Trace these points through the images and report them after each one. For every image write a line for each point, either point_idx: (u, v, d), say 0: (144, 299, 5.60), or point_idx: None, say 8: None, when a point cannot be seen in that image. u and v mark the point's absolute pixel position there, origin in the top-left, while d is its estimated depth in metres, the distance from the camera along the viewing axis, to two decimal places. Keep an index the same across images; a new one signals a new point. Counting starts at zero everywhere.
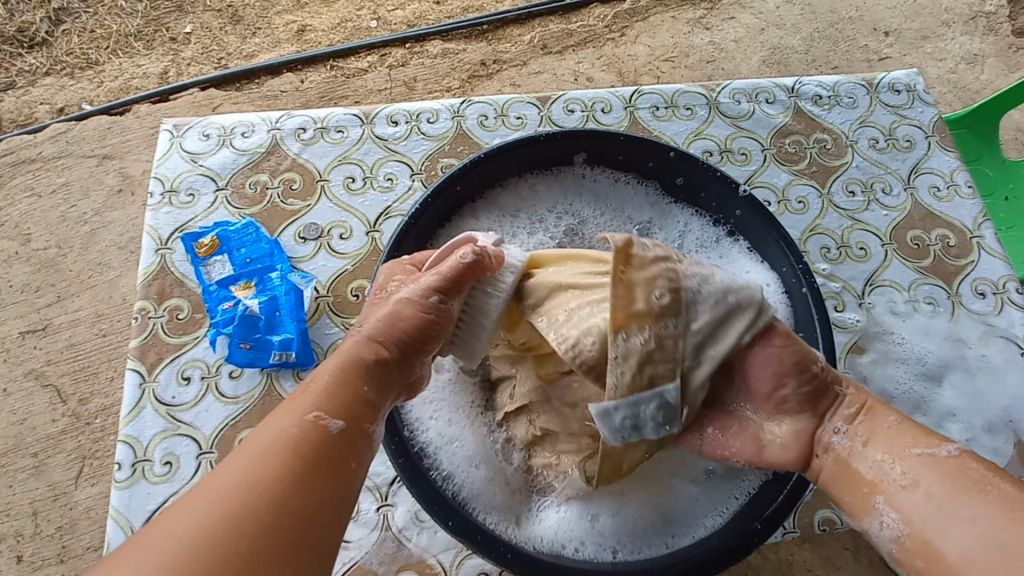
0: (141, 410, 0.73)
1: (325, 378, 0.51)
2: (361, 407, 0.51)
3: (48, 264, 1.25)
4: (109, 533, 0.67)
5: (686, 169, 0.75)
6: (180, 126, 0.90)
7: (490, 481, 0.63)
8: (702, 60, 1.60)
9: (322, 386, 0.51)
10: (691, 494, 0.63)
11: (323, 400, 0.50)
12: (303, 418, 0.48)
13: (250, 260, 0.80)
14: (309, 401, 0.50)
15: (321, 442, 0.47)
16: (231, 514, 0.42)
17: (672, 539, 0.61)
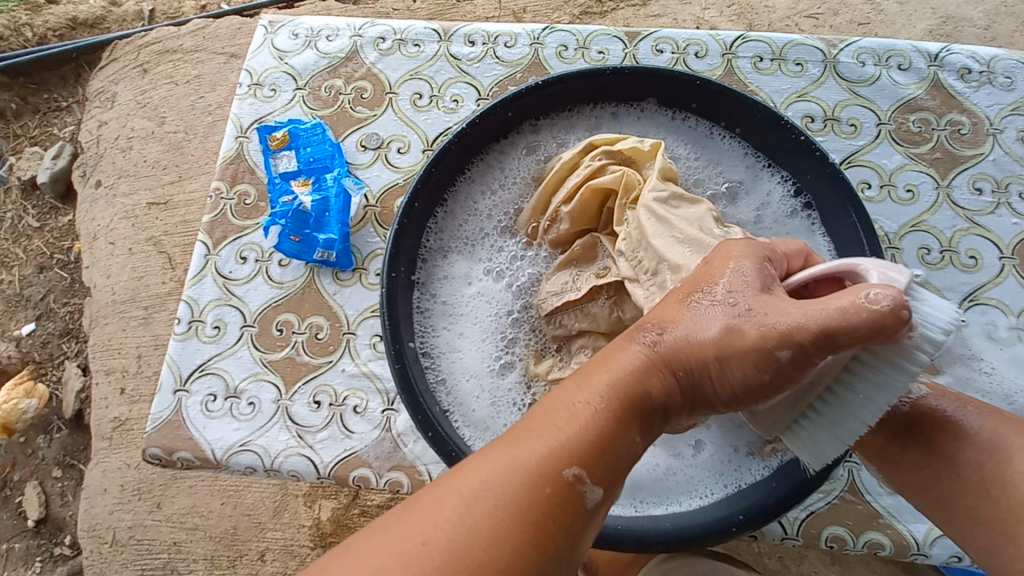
0: (203, 277, 0.82)
1: (622, 366, 0.44)
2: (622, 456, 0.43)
3: (175, 146, 1.40)
4: (163, 375, 0.78)
5: (765, 129, 0.67)
6: (275, 23, 0.94)
7: (478, 394, 0.65)
8: (855, 20, 1.38)
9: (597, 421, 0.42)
10: (679, 471, 0.60)
11: (575, 448, 0.41)
12: (546, 454, 0.41)
13: (313, 160, 0.84)
14: (597, 417, 0.42)
15: (572, 498, 0.40)
16: (514, 496, 0.39)
17: (643, 505, 0.58)
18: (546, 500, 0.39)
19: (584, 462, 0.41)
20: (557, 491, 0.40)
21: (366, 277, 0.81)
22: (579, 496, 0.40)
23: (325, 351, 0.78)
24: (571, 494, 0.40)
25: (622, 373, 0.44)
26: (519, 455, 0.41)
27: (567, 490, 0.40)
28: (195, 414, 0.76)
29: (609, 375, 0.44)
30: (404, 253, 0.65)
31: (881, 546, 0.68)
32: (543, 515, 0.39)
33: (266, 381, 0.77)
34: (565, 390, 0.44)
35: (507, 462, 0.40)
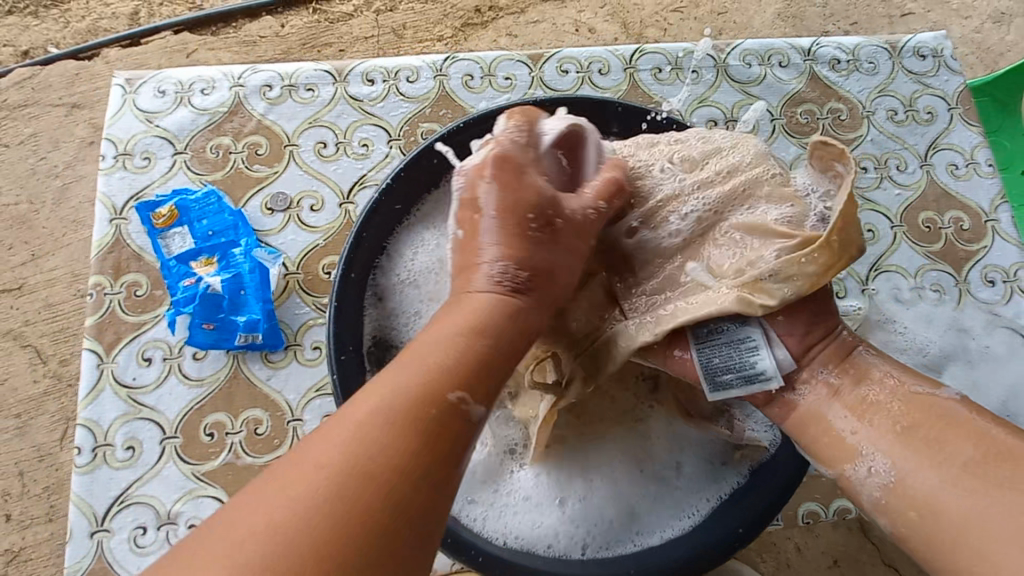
0: (100, 393, 0.69)
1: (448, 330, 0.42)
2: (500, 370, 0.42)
3: (20, 221, 1.18)
4: (71, 519, 0.65)
5: None
6: (133, 81, 0.82)
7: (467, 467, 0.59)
8: (716, 10, 1.48)
9: (449, 354, 0.41)
10: (670, 496, 0.60)
11: (412, 364, 0.40)
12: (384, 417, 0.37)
13: (212, 233, 0.74)
14: (434, 373, 0.39)
15: (456, 430, 0.38)
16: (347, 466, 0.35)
17: (641, 538, 0.58)
18: (431, 435, 0.37)
19: (466, 386, 0.40)
20: (441, 419, 0.38)
21: (302, 353, 0.73)
22: (459, 421, 0.39)
23: (270, 447, 0.69)
24: (455, 419, 0.39)
25: (486, 314, 0.43)
26: (356, 419, 0.37)
27: (454, 417, 0.39)
28: (123, 555, 0.65)
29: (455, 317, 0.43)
30: (350, 330, 0.59)
31: (847, 510, 0.74)
32: (424, 443, 0.37)
33: (204, 496, 0.67)
34: (427, 330, 0.43)
35: (398, 389, 0.38)
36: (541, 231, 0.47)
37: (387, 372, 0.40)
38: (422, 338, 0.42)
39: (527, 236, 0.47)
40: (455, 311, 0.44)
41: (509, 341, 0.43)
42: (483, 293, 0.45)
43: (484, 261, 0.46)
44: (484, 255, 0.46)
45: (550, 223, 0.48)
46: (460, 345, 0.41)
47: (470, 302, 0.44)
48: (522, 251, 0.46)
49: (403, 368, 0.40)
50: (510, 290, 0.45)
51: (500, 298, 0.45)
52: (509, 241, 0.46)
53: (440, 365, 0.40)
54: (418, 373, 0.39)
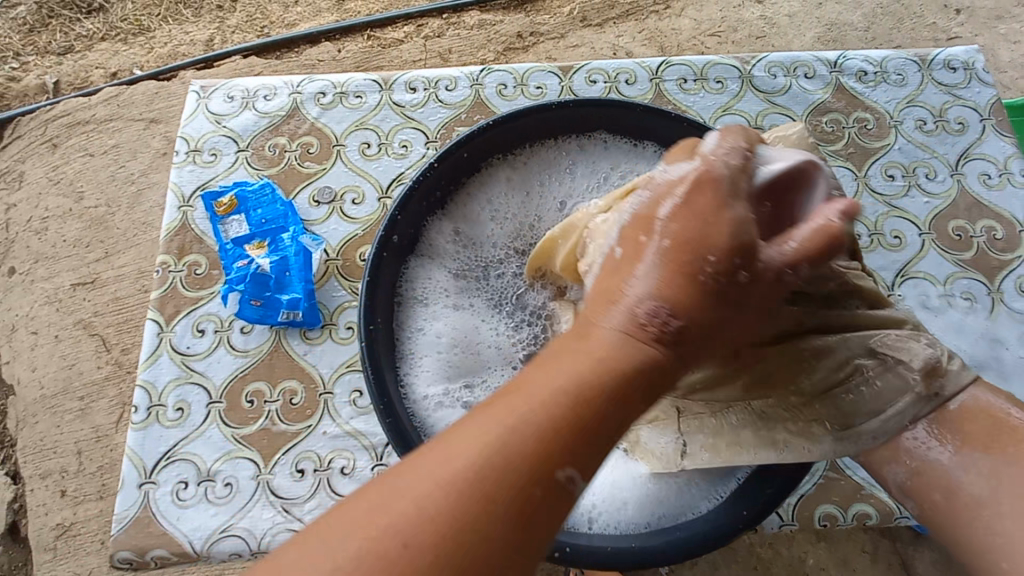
0: (158, 358, 0.77)
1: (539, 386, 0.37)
2: (609, 439, 0.37)
3: (98, 221, 1.31)
4: (124, 469, 0.72)
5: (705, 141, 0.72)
6: (206, 87, 0.92)
7: None
8: (752, 35, 1.52)
9: (556, 417, 0.35)
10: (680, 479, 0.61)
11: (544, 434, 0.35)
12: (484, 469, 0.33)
13: (265, 220, 0.81)
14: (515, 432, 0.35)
15: (562, 505, 0.34)
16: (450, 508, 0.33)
17: (646, 520, 0.59)
18: (525, 505, 0.33)
19: (579, 461, 0.35)
20: (547, 494, 0.34)
21: (336, 332, 0.78)
22: (567, 499, 0.34)
23: (303, 416, 0.74)
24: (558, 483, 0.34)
25: (616, 356, 0.38)
26: (473, 444, 0.34)
27: (561, 493, 0.34)
28: (165, 506, 0.71)
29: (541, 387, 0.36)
30: (379, 303, 0.64)
31: (868, 516, 0.72)
32: (522, 517, 0.33)
33: (242, 457, 0.73)
34: (537, 376, 0.37)
35: (501, 441, 0.34)
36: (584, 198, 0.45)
37: (492, 410, 0.36)
38: (530, 386, 0.37)
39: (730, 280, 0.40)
40: (576, 357, 0.38)
41: (640, 396, 0.38)
42: (614, 332, 0.39)
43: (632, 296, 0.40)
44: (636, 287, 0.40)
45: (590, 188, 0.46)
46: (569, 407, 0.36)
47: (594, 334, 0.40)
48: (695, 307, 0.40)
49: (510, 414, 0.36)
50: (654, 336, 0.39)
51: (646, 347, 0.38)
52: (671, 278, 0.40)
53: (548, 428, 0.35)
54: (517, 427, 0.35)
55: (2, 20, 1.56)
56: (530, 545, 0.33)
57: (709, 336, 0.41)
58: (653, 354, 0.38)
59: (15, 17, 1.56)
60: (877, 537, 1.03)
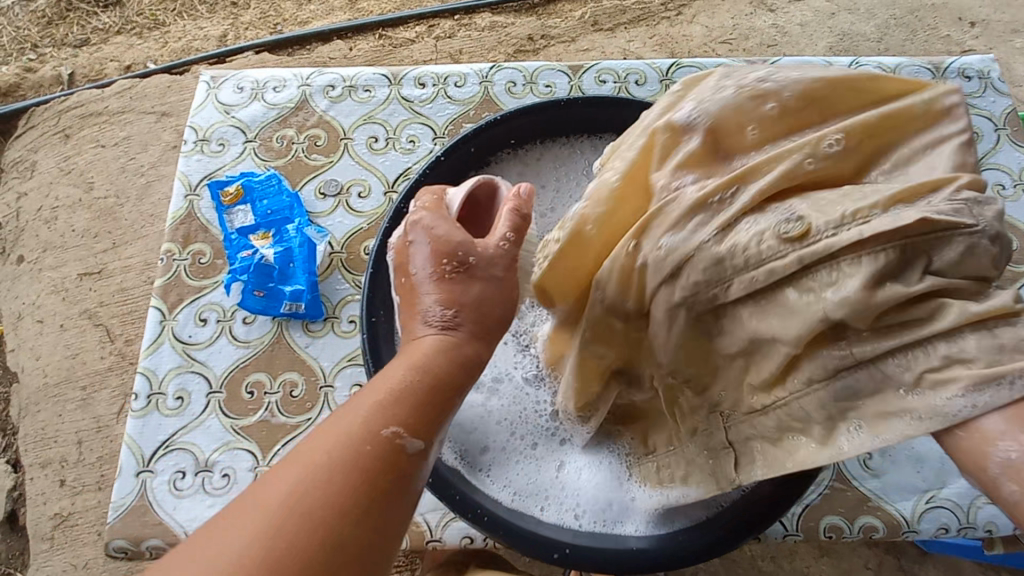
0: (159, 346, 0.77)
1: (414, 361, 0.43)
2: (441, 410, 0.42)
3: (106, 213, 1.31)
4: (122, 457, 0.72)
5: None
6: (217, 78, 0.93)
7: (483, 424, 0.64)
8: (764, 43, 1.51)
9: (397, 390, 0.41)
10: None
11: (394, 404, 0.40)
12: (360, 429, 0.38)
13: (271, 212, 0.81)
14: (388, 409, 0.40)
15: (401, 466, 0.38)
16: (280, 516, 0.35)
17: (649, 527, 0.58)
18: (374, 476, 0.37)
19: (410, 426, 0.40)
20: (393, 462, 0.38)
21: (339, 326, 0.78)
22: (399, 456, 0.38)
23: (302, 409, 0.74)
24: (395, 455, 0.38)
25: (435, 361, 0.43)
26: (344, 420, 0.39)
27: (398, 462, 0.38)
28: (162, 496, 0.70)
29: (410, 356, 0.43)
30: (382, 295, 0.64)
31: (875, 528, 0.71)
32: (379, 487, 0.37)
33: (240, 448, 0.72)
34: (369, 385, 0.42)
35: (346, 429, 0.38)
36: (455, 272, 0.47)
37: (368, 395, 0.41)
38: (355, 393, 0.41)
39: (461, 278, 0.47)
40: (403, 363, 0.43)
41: (455, 380, 0.43)
42: (429, 336, 0.45)
43: (423, 306, 0.46)
44: (421, 299, 0.47)
45: (687, 276, 0.41)
46: (390, 399, 0.40)
47: (418, 344, 0.45)
48: (569, 277, 0.49)
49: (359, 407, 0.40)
50: (443, 327, 0.45)
51: (439, 338, 0.45)
52: (481, 280, 0.47)
53: (386, 404, 0.40)
54: (389, 404, 0.40)
55: (22, 13, 1.58)
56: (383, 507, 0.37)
57: (481, 319, 0.46)
58: (470, 349, 0.45)
59: (34, 10, 1.58)
60: (882, 553, 1.01)
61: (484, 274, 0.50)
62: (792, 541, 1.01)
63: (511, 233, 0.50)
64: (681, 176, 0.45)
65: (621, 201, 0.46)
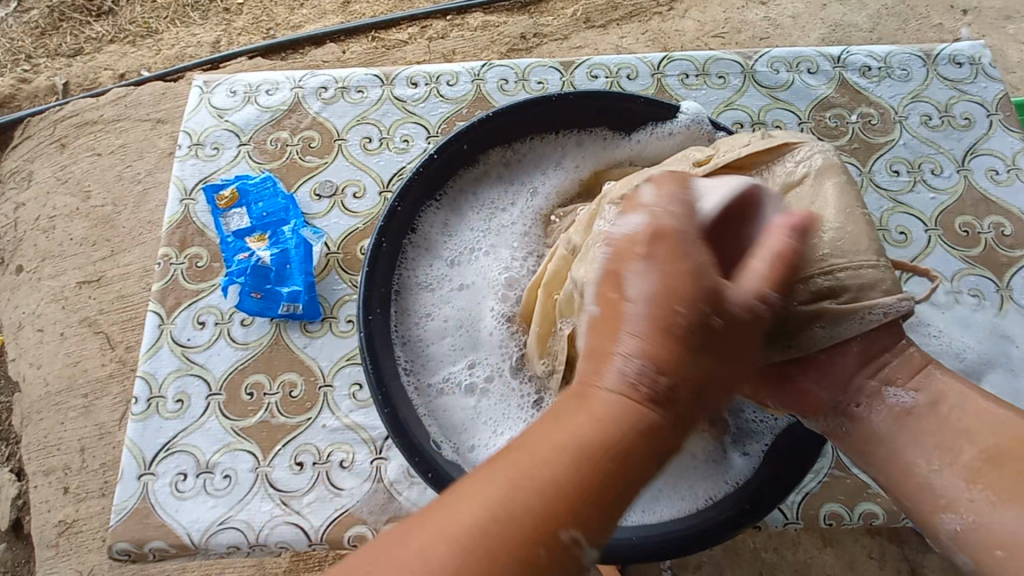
0: (158, 349, 0.77)
1: (605, 417, 0.38)
2: (627, 492, 0.37)
3: (104, 221, 1.32)
4: (123, 461, 0.72)
5: None
6: (210, 82, 0.93)
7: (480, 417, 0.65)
8: (755, 36, 1.51)
9: (568, 472, 0.36)
10: (683, 484, 0.60)
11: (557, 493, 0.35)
12: (536, 517, 0.34)
13: (267, 214, 0.82)
14: (552, 496, 0.35)
15: (564, 562, 0.34)
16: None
17: (637, 516, 0.58)
18: (525, 558, 0.34)
19: (586, 522, 0.35)
20: (549, 554, 0.34)
21: (337, 325, 0.78)
22: (563, 559, 0.34)
23: (302, 409, 0.74)
24: (562, 558, 0.34)
25: (614, 423, 0.37)
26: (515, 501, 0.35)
27: (565, 558, 0.34)
28: (163, 498, 0.70)
29: (591, 418, 0.38)
30: (379, 295, 0.64)
31: (874, 515, 0.71)
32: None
33: (240, 450, 0.72)
34: (535, 429, 0.38)
35: (508, 491, 0.35)
36: (692, 330, 0.39)
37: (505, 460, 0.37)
38: (529, 447, 0.37)
39: (693, 346, 0.39)
40: (561, 429, 0.37)
41: (646, 464, 0.37)
42: (610, 395, 0.38)
43: (620, 354, 0.39)
44: (621, 347, 0.39)
45: (708, 323, 0.39)
46: (571, 465, 0.36)
47: (597, 403, 0.38)
48: (676, 360, 0.38)
49: (515, 477, 0.36)
50: (646, 398, 0.38)
51: (630, 405, 0.38)
52: (648, 339, 0.39)
53: (563, 492, 0.35)
54: (525, 482, 0.35)
55: (15, 24, 1.58)
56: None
57: (699, 394, 0.39)
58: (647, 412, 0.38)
59: (27, 21, 1.58)
60: (885, 542, 1.01)
61: (599, 302, 0.42)
62: (795, 531, 1.01)
63: (646, 296, 0.40)
64: (683, 208, 0.43)
65: (673, 223, 0.41)
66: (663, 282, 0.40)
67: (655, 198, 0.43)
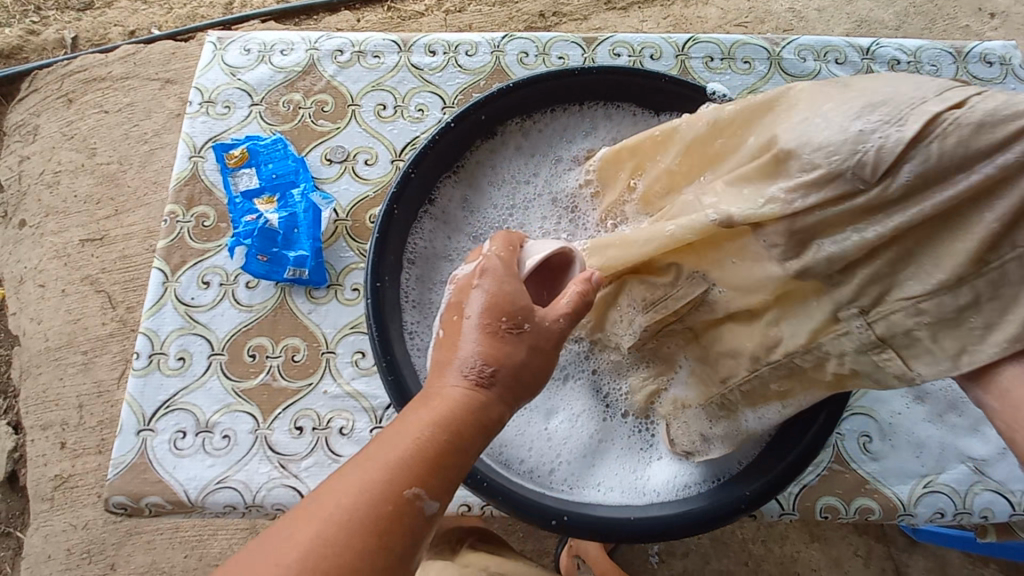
0: (162, 306, 0.77)
1: (453, 395, 0.42)
2: (463, 463, 0.41)
3: (109, 178, 1.30)
4: (123, 416, 0.72)
5: None
6: (223, 39, 0.91)
7: None
8: (779, 27, 1.48)
9: (411, 443, 0.39)
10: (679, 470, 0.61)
11: (399, 467, 0.38)
12: (384, 487, 0.37)
13: (276, 176, 0.80)
14: (395, 476, 0.38)
15: (413, 528, 0.37)
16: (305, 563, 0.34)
17: (629, 497, 0.59)
18: (380, 529, 0.36)
19: (426, 483, 0.38)
20: (398, 515, 0.37)
21: (342, 293, 0.78)
22: (421, 522, 0.37)
23: (304, 374, 0.74)
24: (413, 525, 0.37)
25: (455, 407, 0.41)
26: (365, 468, 0.38)
27: (413, 522, 0.37)
28: (162, 455, 0.70)
29: (435, 403, 0.41)
30: (388, 261, 0.63)
31: (871, 511, 0.71)
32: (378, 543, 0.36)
33: (241, 411, 0.72)
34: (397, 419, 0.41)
35: (359, 476, 0.38)
36: (510, 333, 0.44)
37: (363, 455, 0.39)
38: (383, 434, 0.40)
39: (517, 342, 0.44)
40: (428, 410, 0.41)
41: (476, 436, 0.41)
42: (452, 387, 0.42)
43: (462, 355, 0.44)
44: (461, 349, 0.44)
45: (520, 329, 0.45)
46: (411, 442, 0.39)
47: (441, 394, 0.42)
48: (503, 353, 0.44)
49: (368, 462, 0.38)
50: (476, 383, 0.43)
51: (470, 390, 0.42)
52: (483, 342, 0.44)
53: (403, 459, 0.38)
54: (379, 464, 0.38)
55: None
56: (390, 556, 0.36)
57: (519, 377, 0.44)
58: (479, 395, 0.42)
59: None
60: (872, 540, 1.02)
61: (443, 322, 0.48)
62: (784, 524, 1.02)
63: (479, 310, 0.45)
64: (509, 256, 0.50)
65: (494, 262, 0.48)
66: (492, 297, 0.45)
67: (490, 249, 0.51)
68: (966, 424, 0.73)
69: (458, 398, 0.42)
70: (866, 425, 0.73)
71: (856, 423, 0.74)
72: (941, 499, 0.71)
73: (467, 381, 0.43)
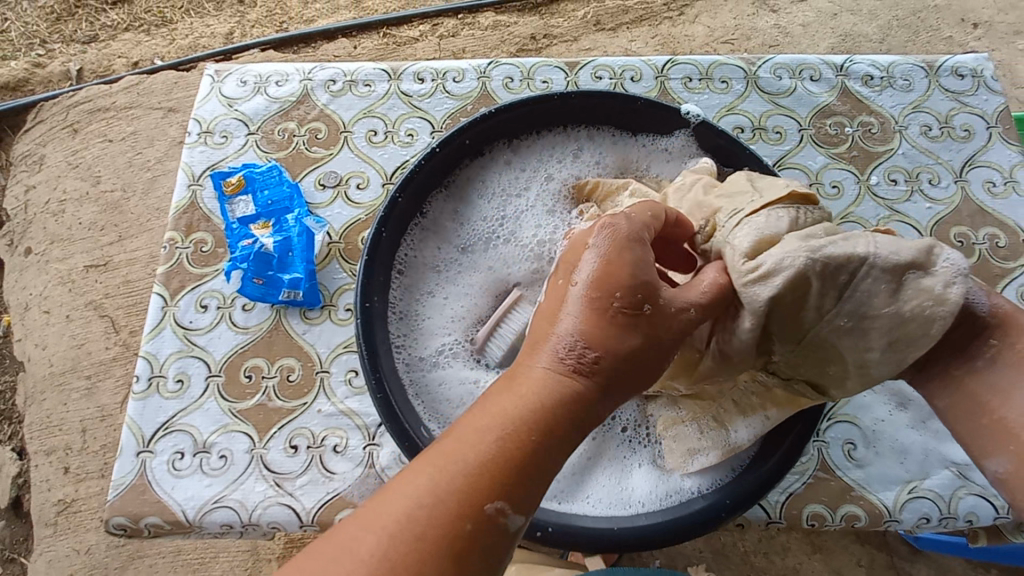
0: (161, 330, 0.79)
1: (540, 385, 0.42)
2: (550, 461, 0.41)
3: (113, 205, 1.33)
4: (123, 438, 0.74)
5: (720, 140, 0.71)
6: (221, 72, 0.95)
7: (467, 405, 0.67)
8: (765, 43, 1.52)
9: (493, 447, 0.39)
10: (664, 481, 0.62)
11: (490, 463, 0.39)
12: (473, 478, 0.38)
13: (271, 202, 0.83)
14: (482, 468, 0.39)
15: (491, 525, 0.38)
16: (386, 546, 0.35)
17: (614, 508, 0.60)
18: (455, 535, 0.37)
19: (506, 489, 0.39)
20: (476, 528, 0.37)
21: (335, 313, 0.80)
22: (501, 519, 0.38)
23: (299, 393, 0.76)
24: (493, 522, 0.38)
25: (544, 397, 0.42)
26: (452, 458, 0.39)
27: (491, 520, 0.38)
28: (161, 475, 0.72)
29: (526, 391, 0.42)
30: (378, 282, 0.65)
31: (857, 518, 0.72)
32: (456, 538, 0.37)
33: (238, 431, 0.74)
34: (486, 405, 0.42)
35: (443, 466, 0.39)
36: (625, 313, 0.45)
37: (446, 441, 0.40)
38: (470, 420, 0.41)
39: (628, 330, 0.44)
40: (520, 397, 0.42)
41: (569, 429, 0.42)
42: (544, 372, 0.43)
43: (559, 333, 0.45)
44: (558, 328, 0.45)
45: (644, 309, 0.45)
46: (495, 439, 0.40)
47: (530, 380, 0.43)
48: (606, 340, 0.44)
49: (455, 450, 0.39)
50: (572, 371, 0.43)
51: (561, 379, 0.43)
52: (584, 321, 0.44)
53: (492, 452, 0.39)
54: (466, 455, 0.39)
55: (30, 9, 1.60)
56: (474, 548, 0.37)
57: (617, 370, 0.44)
58: (575, 387, 0.43)
59: (43, 6, 1.61)
60: (870, 549, 1.02)
61: (549, 290, 0.49)
62: (780, 535, 1.02)
63: (589, 279, 0.46)
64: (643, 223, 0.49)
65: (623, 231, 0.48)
66: (605, 269, 0.45)
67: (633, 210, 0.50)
68: (949, 429, 0.74)
69: (551, 386, 0.42)
70: (850, 432, 0.75)
71: (841, 430, 0.75)
72: (926, 504, 0.72)
73: (557, 365, 0.43)
